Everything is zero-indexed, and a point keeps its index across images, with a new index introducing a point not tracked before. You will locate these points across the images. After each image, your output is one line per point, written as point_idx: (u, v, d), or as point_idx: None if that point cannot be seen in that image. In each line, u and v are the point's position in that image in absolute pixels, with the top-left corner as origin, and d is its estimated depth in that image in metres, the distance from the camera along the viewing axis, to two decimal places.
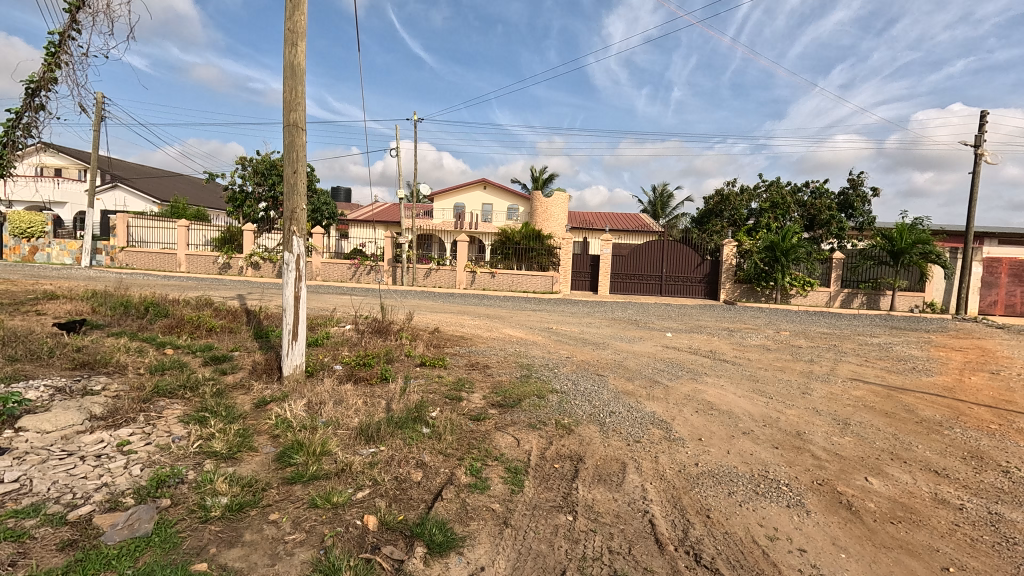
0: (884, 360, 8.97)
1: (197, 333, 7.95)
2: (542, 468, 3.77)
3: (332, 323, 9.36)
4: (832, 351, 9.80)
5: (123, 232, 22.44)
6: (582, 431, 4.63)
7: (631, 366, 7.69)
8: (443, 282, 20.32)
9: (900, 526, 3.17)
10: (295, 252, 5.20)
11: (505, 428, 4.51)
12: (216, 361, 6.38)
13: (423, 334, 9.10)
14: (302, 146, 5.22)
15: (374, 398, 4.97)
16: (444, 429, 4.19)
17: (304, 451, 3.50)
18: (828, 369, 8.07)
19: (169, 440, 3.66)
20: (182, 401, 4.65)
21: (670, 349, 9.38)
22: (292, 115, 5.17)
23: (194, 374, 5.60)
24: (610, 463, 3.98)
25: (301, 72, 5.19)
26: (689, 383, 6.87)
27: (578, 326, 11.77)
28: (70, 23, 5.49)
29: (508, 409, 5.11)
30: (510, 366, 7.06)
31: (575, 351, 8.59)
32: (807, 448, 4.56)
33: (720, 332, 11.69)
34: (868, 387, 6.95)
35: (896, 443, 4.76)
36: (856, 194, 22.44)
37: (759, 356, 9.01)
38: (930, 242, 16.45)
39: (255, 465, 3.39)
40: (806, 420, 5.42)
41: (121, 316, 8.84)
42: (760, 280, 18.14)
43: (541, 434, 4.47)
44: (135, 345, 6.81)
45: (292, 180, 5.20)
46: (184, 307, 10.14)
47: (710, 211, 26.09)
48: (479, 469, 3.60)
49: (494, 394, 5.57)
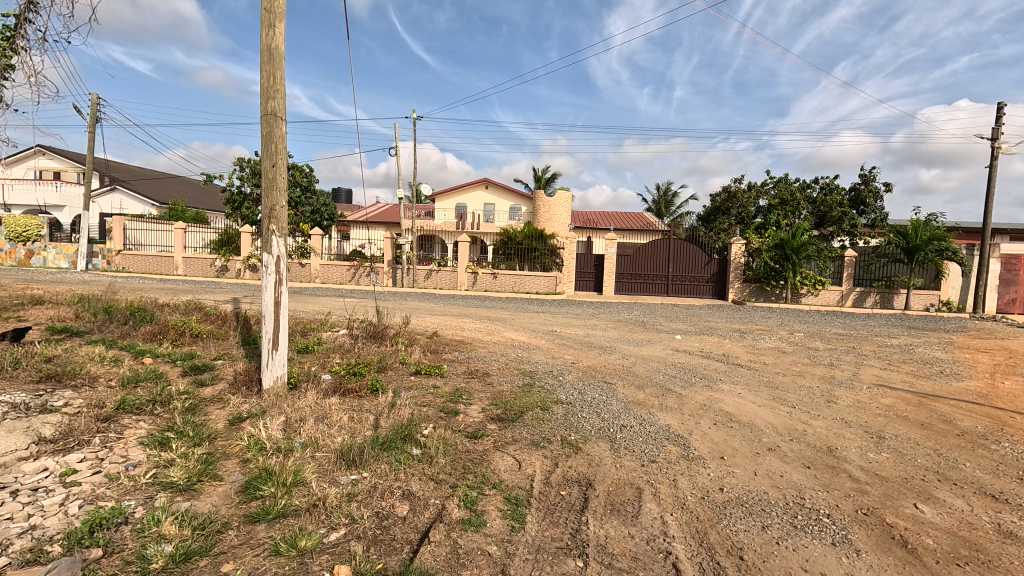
0: (908, 363, 8.48)
1: (181, 340, 7.54)
2: (546, 496, 3.32)
3: (325, 328, 8.95)
4: (853, 354, 9.28)
5: (120, 234, 22.14)
6: (591, 450, 4.16)
7: (641, 372, 7.23)
8: (444, 283, 19.93)
9: (969, 570, 2.70)
10: (274, 254, 4.74)
11: (505, 447, 4.05)
12: (195, 370, 5.96)
13: (420, 339, 8.66)
14: (281, 138, 4.77)
15: (361, 413, 4.53)
16: (437, 451, 3.73)
17: (273, 481, 3.05)
18: (851, 375, 7.56)
19: (122, 467, 3.22)
20: (148, 419, 4.21)
21: (681, 352, 8.92)
22: (270, 103, 4.71)
23: (169, 387, 5.18)
24: (623, 489, 3.51)
25: (279, 56, 4.73)
26: (704, 391, 6.38)
27: (583, 328, 11.33)
28: (27, 6, 5.11)
29: (509, 424, 4.65)
30: (511, 373, 6.62)
31: (580, 357, 8.11)
32: (844, 468, 4.08)
33: (731, 333, 11.17)
34: (897, 395, 6.45)
35: (941, 461, 4.28)
36: (868, 190, 21.92)
37: (776, 360, 8.49)
38: (946, 238, 15.91)
39: (216, 498, 2.94)
40: (836, 434, 4.94)
41: (103, 322, 8.41)
42: (770, 279, 17.58)
43: (545, 453, 4.02)
44: (111, 354, 6.40)
45: (270, 173, 4.76)
46: (173, 311, 9.76)
47: (716, 209, 25.59)
48: (474, 500, 3.14)
49: (493, 407, 5.11)
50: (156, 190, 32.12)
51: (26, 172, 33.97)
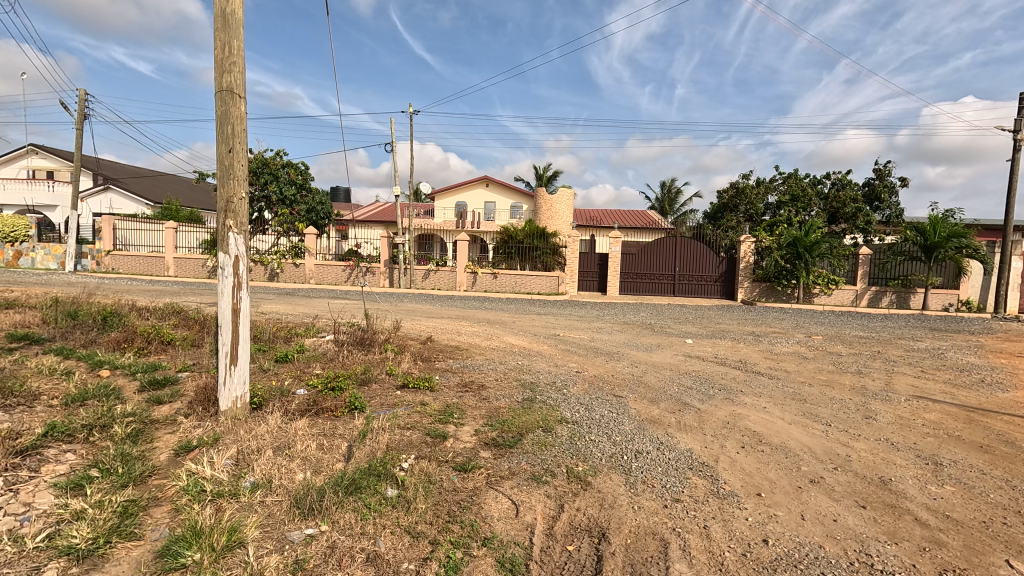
0: (945, 370, 7.79)
1: (149, 347, 6.87)
2: (550, 556, 2.67)
3: (309, 334, 8.29)
4: (881, 359, 8.58)
5: (109, 234, 21.55)
6: (602, 485, 3.50)
7: (653, 383, 6.52)
8: (443, 284, 19.28)
9: None
10: (231, 254, 4.06)
11: (500, 484, 3.38)
12: (155, 385, 5.28)
13: (411, 345, 7.99)
14: (239, 119, 4.10)
15: (332, 441, 3.86)
16: (416, 493, 3.07)
17: (199, 544, 2.37)
18: (883, 385, 6.84)
19: (14, 524, 2.56)
20: (77, 450, 3.56)
21: (694, 359, 8.24)
22: (225, 78, 4.04)
23: (118, 406, 4.52)
24: (644, 543, 2.85)
25: (236, 23, 4.06)
26: (724, 406, 5.68)
27: (587, 331, 10.66)
28: None
29: (505, 451, 3.98)
30: (510, 386, 5.92)
31: (585, 365, 7.44)
32: (905, 508, 3.41)
33: (745, 337, 10.45)
34: (941, 409, 5.75)
35: (1019, 497, 3.61)
36: (882, 185, 21.22)
37: (799, 368, 7.79)
38: (968, 234, 15.14)
39: (123, 570, 2.28)
40: (883, 460, 4.26)
41: (69, 329, 7.74)
42: (781, 278, 16.85)
43: (548, 491, 3.35)
44: (64, 367, 5.72)
45: (226, 160, 4.08)
46: (148, 316, 9.09)
47: (724, 205, 24.94)
48: (458, 566, 2.47)
49: (488, 428, 4.44)
50: (149, 190, 31.52)
51: (18, 171, 33.42)
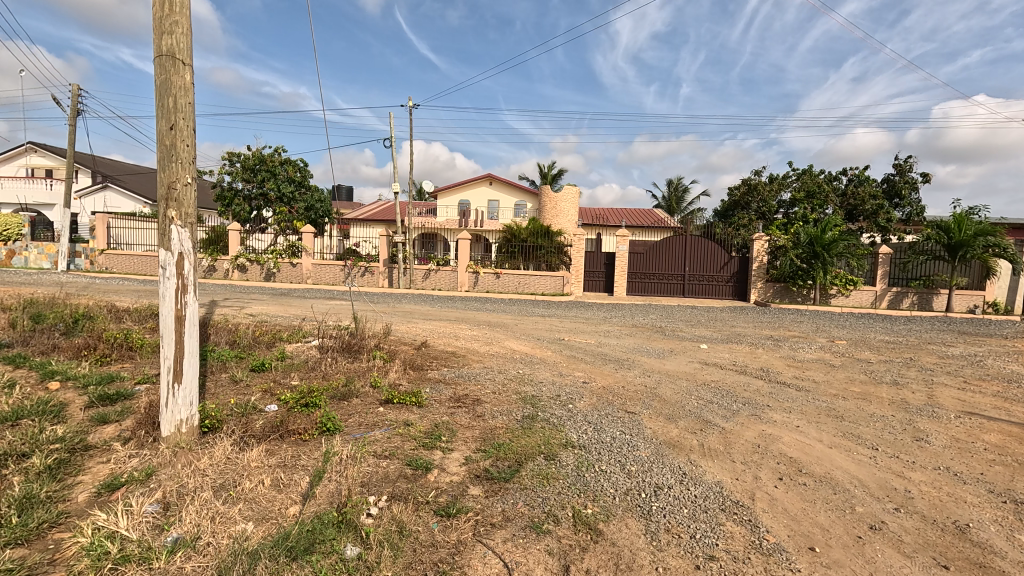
0: (992, 381, 7.05)
1: (112, 355, 6.21)
2: None
3: (294, 339, 7.66)
4: (916, 367, 7.87)
5: (103, 233, 21.01)
6: (617, 536, 2.83)
7: (669, 396, 5.82)
8: (443, 284, 18.63)
9: None
10: (174, 251, 3.42)
11: (490, 536, 2.72)
12: (106, 400, 4.63)
13: (404, 352, 7.33)
14: (183, 90, 3.47)
15: (288, 474, 3.21)
16: (383, 554, 2.41)
17: None
18: (926, 398, 6.11)
19: None
20: None
21: (712, 367, 7.53)
22: (165, 41, 3.41)
23: (51, 427, 3.87)
24: None
25: None
26: (751, 424, 4.97)
27: (594, 335, 9.99)
28: None
29: (500, 486, 3.32)
30: (508, 401, 5.23)
31: (593, 374, 6.77)
32: (998, 569, 2.71)
33: (764, 342, 9.74)
34: (1000, 429, 5.03)
35: None
36: (902, 182, 20.45)
37: (828, 377, 7.07)
38: (995, 232, 14.28)
39: None
40: (950, 496, 3.56)
41: (31, 334, 7.11)
42: (796, 278, 16.06)
43: (550, 546, 2.69)
44: (8, 378, 5.09)
45: (168, 139, 3.43)
46: (125, 320, 8.48)
47: (735, 203, 24.22)
48: None
49: (482, 455, 3.78)
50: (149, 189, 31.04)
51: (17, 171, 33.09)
